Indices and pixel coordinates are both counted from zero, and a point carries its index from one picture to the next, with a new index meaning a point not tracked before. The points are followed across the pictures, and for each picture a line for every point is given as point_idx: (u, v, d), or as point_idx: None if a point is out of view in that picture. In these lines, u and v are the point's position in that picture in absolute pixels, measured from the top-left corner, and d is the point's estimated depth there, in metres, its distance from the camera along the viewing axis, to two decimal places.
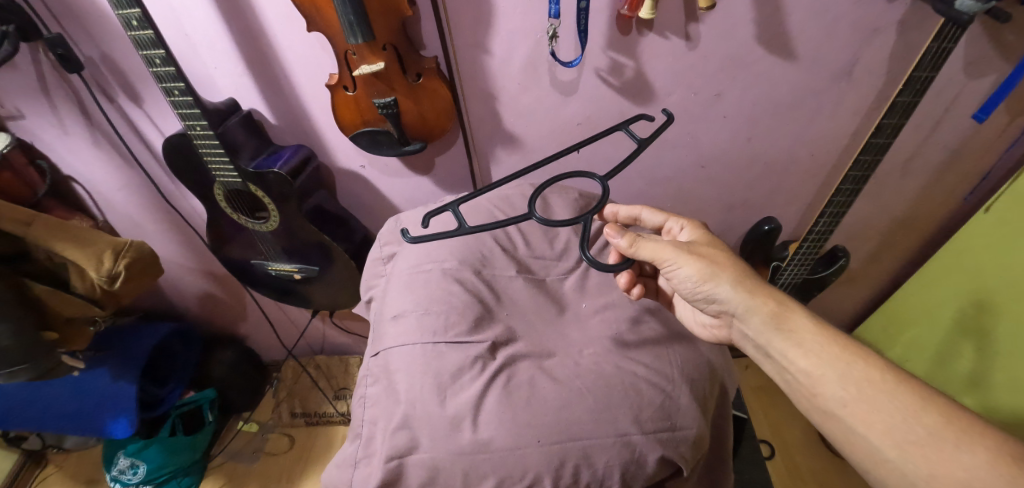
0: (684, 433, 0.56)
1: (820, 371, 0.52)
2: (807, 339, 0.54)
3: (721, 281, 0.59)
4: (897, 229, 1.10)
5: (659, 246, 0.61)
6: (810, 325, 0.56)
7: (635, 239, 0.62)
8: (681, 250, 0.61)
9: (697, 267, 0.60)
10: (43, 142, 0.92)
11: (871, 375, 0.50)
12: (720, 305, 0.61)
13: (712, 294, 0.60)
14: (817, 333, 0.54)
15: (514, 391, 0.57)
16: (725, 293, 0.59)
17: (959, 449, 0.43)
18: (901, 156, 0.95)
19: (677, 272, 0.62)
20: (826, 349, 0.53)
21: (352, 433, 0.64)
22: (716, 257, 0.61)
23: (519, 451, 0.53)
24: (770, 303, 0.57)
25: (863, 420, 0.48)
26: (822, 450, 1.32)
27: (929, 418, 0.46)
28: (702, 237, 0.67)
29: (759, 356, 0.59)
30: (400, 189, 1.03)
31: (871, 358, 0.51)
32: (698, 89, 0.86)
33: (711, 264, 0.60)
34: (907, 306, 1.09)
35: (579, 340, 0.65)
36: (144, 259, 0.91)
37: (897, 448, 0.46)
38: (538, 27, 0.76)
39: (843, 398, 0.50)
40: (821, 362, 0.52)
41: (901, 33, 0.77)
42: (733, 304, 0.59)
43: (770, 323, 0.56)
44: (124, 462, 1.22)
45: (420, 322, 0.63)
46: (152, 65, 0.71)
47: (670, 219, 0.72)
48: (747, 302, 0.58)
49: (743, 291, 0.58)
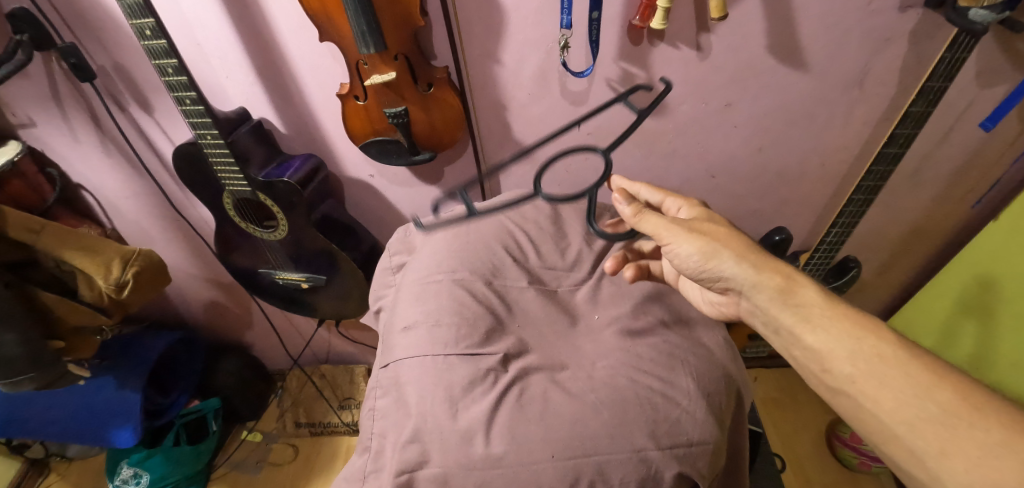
0: (702, 448, 0.55)
1: (829, 348, 0.51)
2: (815, 314, 0.53)
3: (725, 258, 0.58)
4: (908, 238, 1.09)
5: (659, 220, 0.61)
6: (820, 299, 0.54)
7: (639, 210, 0.63)
8: (681, 228, 0.59)
9: (698, 244, 0.58)
10: (54, 150, 0.93)
11: (882, 351, 0.49)
12: (727, 282, 0.59)
13: (717, 272, 0.59)
14: (828, 309, 0.53)
15: (526, 405, 0.56)
16: (730, 270, 0.58)
17: (973, 427, 0.42)
18: (912, 165, 0.94)
19: (677, 250, 0.60)
20: (836, 324, 0.52)
21: (361, 446, 0.63)
22: (719, 234, 0.59)
23: (532, 466, 0.51)
24: (776, 277, 0.56)
25: (872, 397, 0.48)
26: (834, 463, 1.30)
27: (942, 396, 0.45)
28: (703, 215, 0.65)
29: (768, 333, 0.58)
30: (409, 198, 1.03)
31: (884, 334, 0.50)
32: (709, 100, 0.86)
33: (713, 241, 0.58)
34: (931, 306, 1.08)
35: (592, 353, 0.64)
36: (153, 267, 0.92)
37: (906, 424, 0.46)
38: (549, 37, 0.76)
39: (851, 374, 0.49)
40: (828, 337, 0.52)
41: (913, 43, 0.76)
42: (738, 281, 0.58)
43: (776, 298, 0.55)
44: (126, 472, 1.21)
45: (431, 334, 0.62)
46: (164, 75, 0.71)
47: (668, 198, 0.69)
48: (755, 277, 0.56)
49: (748, 266, 0.57)
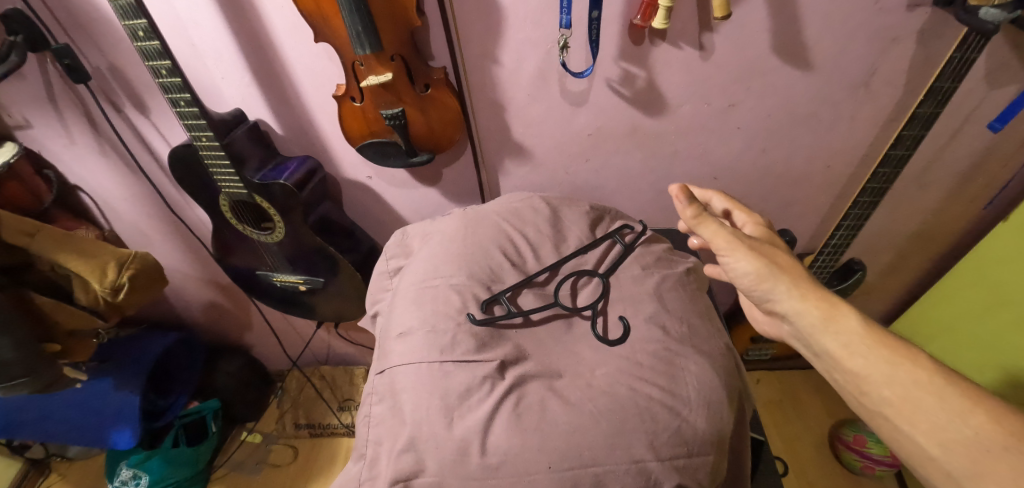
0: (701, 459, 0.54)
1: (867, 374, 0.50)
2: (855, 341, 0.51)
3: (778, 282, 0.56)
4: (914, 241, 1.07)
5: (720, 229, 0.58)
6: (860, 327, 0.52)
7: (700, 213, 0.59)
8: (741, 243, 0.57)
9: (755, 264, 0.56)
10: (50, 151, 0.92)
11: (918, 376, 0.48)
12: (773, 305, 0.57)
13: (767, 294, 0.57)
14: (866, 337, 0.51)
15: (522, 414, 0.54)
16: (780, 294, 0.56)
17: (1007, 450, 0.43)
18: (919, 167, 0.92)
19: (733, 265, 0.58)
20: (874, 350, 0.50)
21: (356, 453, 0.62)
22: (778, 257, 0.58)
23: (528, 477, 0.50)
24: (824, 306, 0.53)
25: (909, 421, 0.48)
26: (837, 467, 1.28)
27: (977, 420, 0.45)
28: (767, 236, 0.64)
29: (811, 355, 0.57)
30: (407, 199, 1.02)
31: (921, 360, 0.49)
32: (711, 100, 0.84)
33: (771, 263, 0.56)
34: (943, 307, 1.07)
35: (591, 359, 0.62)
36: (149, 270, 0.91)
37: (942, 448, 0.46)
38: (549, 37, 0.75)
39: (889, 398, 0.49)
40: (866, 363, 0.50)
41: (922, 42, 0.74)
42: (786, 307, 0.55)
43: (820, 326, 0.53)
44: (125, 474, 1.20)
45: (427, 340, 0.61)
46: (158, 77, 0.70)
47: (737, 212, 0.69)
48: (800, 305, 0.54)
49: (800, 294, 0.55)
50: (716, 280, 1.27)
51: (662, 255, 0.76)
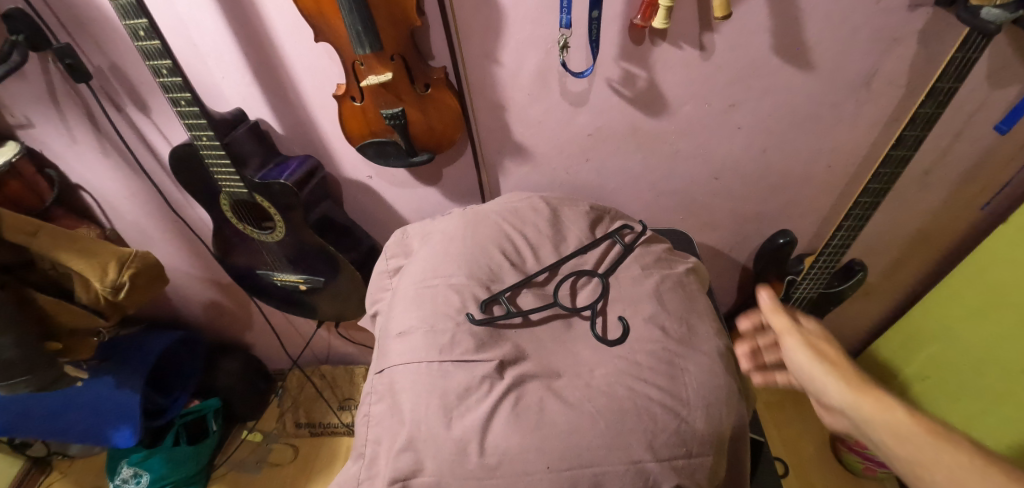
0: (699, 460, 0.54)
1: (917, 460, 0.49)
2: (902, 428, 0.51)
3: (829, 375, 0.58)
4: (915, 242, 1.07)
5: (785, 320, 0.66)
6: (908, 417, 0.51)
7: (776, 305, 0.68)
8: (800, 337, 0.63)
9: (808, 356, 0.61)
10: (52, 151, 0.92)
11: (962, 461, 0.46)
12: (828, 399, 0.59)
13: (818, 386, 0.59)
14: (912, 424, 0.51)
15: (521, 414, 0.54)
16: (829, 386, 0.58)
17: None
18: (920, 167, 0.92)
19: (790, 354, 0.63)
20: (918, 435, 0.50)
21: (355, 452, 0.62)
22: (837, 357, 0.60)
23: (527, 477, 0.50)
24: (872, 399, 0.54)
25: None
26: (837, 468, 1.28)
27: None
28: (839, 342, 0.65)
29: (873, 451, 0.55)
30: (407, 198, 1.02)
31: (966, 445, 0.47)
32: (712, 100, 0.84)
33: (826, 359, 0.60)
34: (945, 308, 1.06)
35: (589, 359, 0.62)
36: (150, 269, 0.92)
37: None
38: (549, 36, 0.75)
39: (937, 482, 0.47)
40: (911, 447, 0.49)
41: (923, 43, 0.74)
42: (835, 398, 0.57)
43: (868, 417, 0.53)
44: (126, 472, 1.21)
45: (426, 340, 0.61)
46: (159, 76, 0.70)
47: None
48: (846, 397, 0.56)
49: (847, 386, 0.56)
50: (716, 280, 1.27)
51: (661, 255, 0.76)
